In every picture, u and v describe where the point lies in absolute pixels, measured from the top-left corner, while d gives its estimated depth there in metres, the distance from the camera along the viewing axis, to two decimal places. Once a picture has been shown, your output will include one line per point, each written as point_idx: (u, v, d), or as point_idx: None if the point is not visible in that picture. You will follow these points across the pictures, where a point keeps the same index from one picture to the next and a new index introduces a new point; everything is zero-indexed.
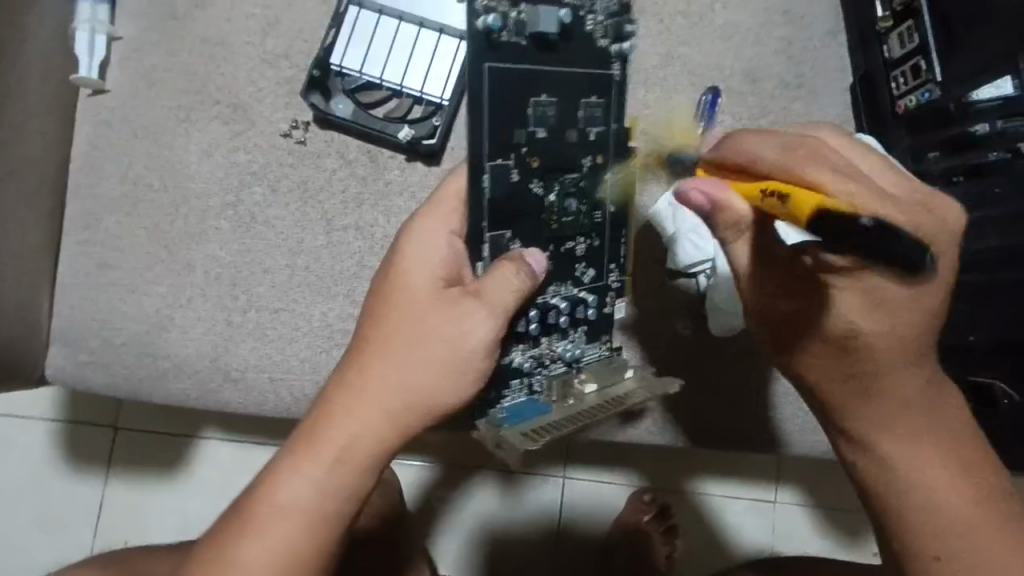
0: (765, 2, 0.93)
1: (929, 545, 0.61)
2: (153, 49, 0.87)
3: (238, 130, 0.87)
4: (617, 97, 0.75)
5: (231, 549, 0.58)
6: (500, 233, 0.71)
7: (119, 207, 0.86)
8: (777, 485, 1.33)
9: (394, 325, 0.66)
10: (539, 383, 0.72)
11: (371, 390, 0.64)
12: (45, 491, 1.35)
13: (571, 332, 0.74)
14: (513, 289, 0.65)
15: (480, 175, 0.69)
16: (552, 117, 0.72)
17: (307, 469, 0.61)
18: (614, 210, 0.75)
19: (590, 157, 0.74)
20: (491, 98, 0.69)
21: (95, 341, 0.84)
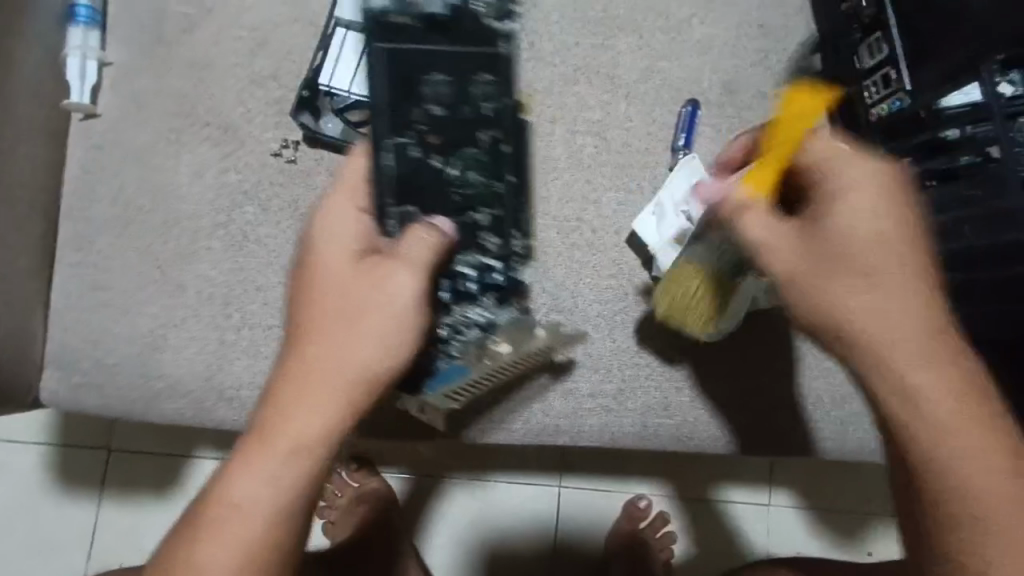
0: (740, 15, 0.96)
1: (947, 494, 0.60)
2: (143, 73, 0.89)
3: (228, 151, 0.88)
4: (508, 71, 0.70)
5: (190, 554, 0.59)
6: (405, 208, 0.70)
7: (110, 229, 0.87)
8: (771, 488, 1.34)
9: (322, 305, 0.65)
10: (456, 349, 0.77)
11: (307, 374, 0.63)
12: (38, 514, 1.34)
13: (483, 297, 0.78)
14: (428, 246, 0.67)
15: (380, 154, 0.69)
16: (447, 96, 0.69)
17: (257, 466, 0.60)
18: (512, 181, 0.75)
19: (485, 133, 0.71)
20: (382, 74, 0.68)
21: (88, 363, 0.85)
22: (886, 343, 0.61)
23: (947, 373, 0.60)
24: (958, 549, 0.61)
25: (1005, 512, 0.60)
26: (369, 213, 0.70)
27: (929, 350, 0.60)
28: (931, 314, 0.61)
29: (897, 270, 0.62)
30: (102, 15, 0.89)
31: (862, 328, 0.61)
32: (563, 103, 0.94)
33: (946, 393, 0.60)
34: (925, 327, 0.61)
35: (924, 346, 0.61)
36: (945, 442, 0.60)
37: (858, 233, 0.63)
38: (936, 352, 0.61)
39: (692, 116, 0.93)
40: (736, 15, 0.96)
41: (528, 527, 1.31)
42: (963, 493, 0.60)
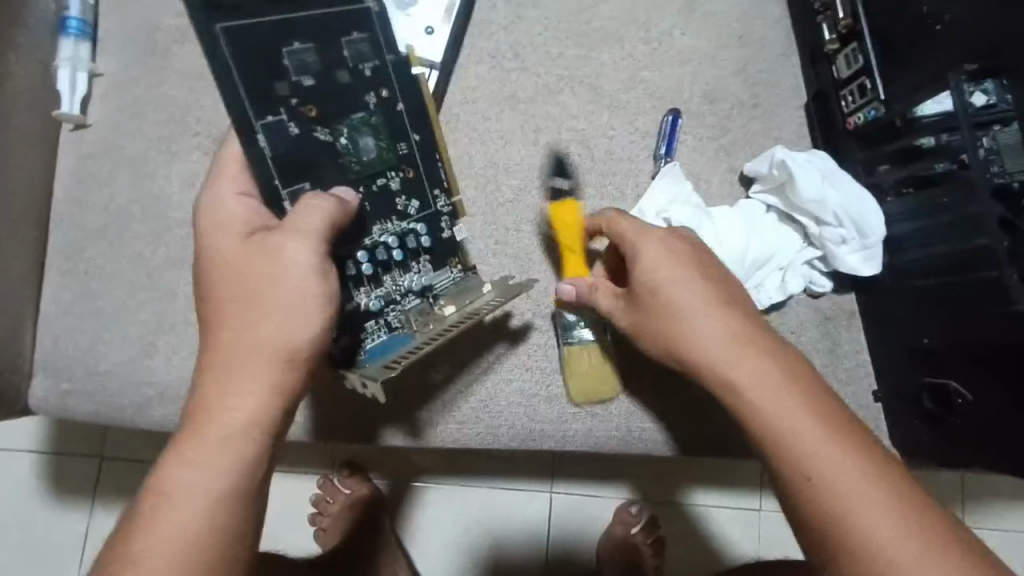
0: (720, 27, 0.98)
1: (815, 500, 0.61)
2: (134, 84, 0.90)
3: (218, 160, 0.90)
4: (381, 29, 0.74)
5: (128, 550, 0.57)
6: (299, 186, 0.70)
7: (101, 237, 0.88)
8: (762, 493, 1.35)
9: (226, 292, 0.65)
10: (395, 319, 0.73)
11: (222, 361, 0.63)
12: (30, 522, 1.34)
13: (412, 263, 0.75)
14: (317, 212, 0.64)
15: (253, 134, 0.67)
16: (316, 65, 0.70)
17: (190, 454, 0.60)
18: (417, 139, 0.76)
19: (371, 93, 0.73)
20: (237, 61, 0.66)
21: (80, 370, 0.86)
22: (710, 355, 0.69)
23: (762, 368, 0.67)
24: (842, 542, 0.59)
25: (852, 499, 0.60)
26: (251, 195, 0.70)
27: (742, 343, 0.68)
28: (728, 322, 0.69)
29: (699, 296, 0.70)
30: (93, 27, 0.91)
31: (686, 347, 0.70)
32: (547, 112, 0.96)
33: (766, 393, 0.65)
34: (735, 335, 0.69)
35: (738, 353, 0.68)
36: (787, 446, 0.63)
37: (659, 275, 0.72)
38: (746, 351, 0.68)
39: (674, 125, 0.95)
40: (716, 26, 0.98)
41: (518, 531, 1.32)
42: (810, 475, 0.61)
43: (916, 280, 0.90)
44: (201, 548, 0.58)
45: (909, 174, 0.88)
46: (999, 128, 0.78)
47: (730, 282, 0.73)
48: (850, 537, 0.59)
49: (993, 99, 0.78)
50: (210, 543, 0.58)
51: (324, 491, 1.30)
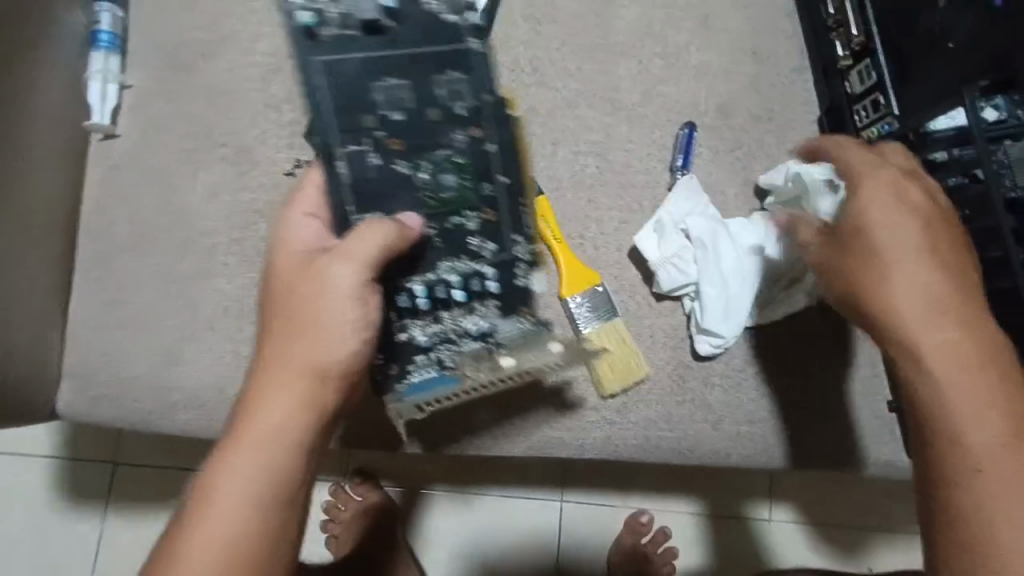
0: (735, 43, 1.00)
1: (965, 468, 0.61)
2: (162, 97, 0.92)
3: (243, 171, 0.92)
4: (481, 68, 0.73)
5: (175, 548, 0.60)
6: (369, 216, 0.73)
7: (129, 246, 0.89)
8: (771, 503, 1.36)
9: (283, 304, 0.67)
10: (448, 358, 0.78)
11: (273, 370, 0.65)
12: (44, 527, 1.35)
13: (477, 306, 0.79)
14: (375, 241, 0.67)
15: (334, 162, 0.72)
16: (408, 101, 0.72)
17: (230, 461, 0.62)
18: (503, 180, 0.76)
19: (461, 131, 0.74)
20: (329, 93, 0.71)
21: (107, 376, 0.87)
22: (909, 317, 0.65)
23: (966, 345, 0.63)
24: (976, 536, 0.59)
25: (1013, 499, 0.59)
26: (317, 216, 0.72)
27: (950, 314, 0.64)
28: (966, 291, 0.65)
29: (915, 256, 0.66)
30: (122, 41, 0.93)
31: (882, 302, 0.66)
32: (565, 126, 0.97)
33: (956, 369, 0.63)
34: (947, 303, 0.64)
35: (941, 323, 0.64)
36: (950, 413, 0.62)
37: (887, 229, 0.67)
38: (948, 323, 0.64)
39: (690, 139, 0.97)
40: (730, 41, 1.00)
41: (529, 540, 1.33)
42: (980, 465, 0.60)
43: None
44: (241, 552, 0.60)
45: None
46: (1010, 143, 0.81)
47: (961, 253, 0.68)
48: (988, 533, 0.59)
49: (1004, 114, 0.81)
50: (243, 547, 0.60)
51: (336, 498, 1.31)
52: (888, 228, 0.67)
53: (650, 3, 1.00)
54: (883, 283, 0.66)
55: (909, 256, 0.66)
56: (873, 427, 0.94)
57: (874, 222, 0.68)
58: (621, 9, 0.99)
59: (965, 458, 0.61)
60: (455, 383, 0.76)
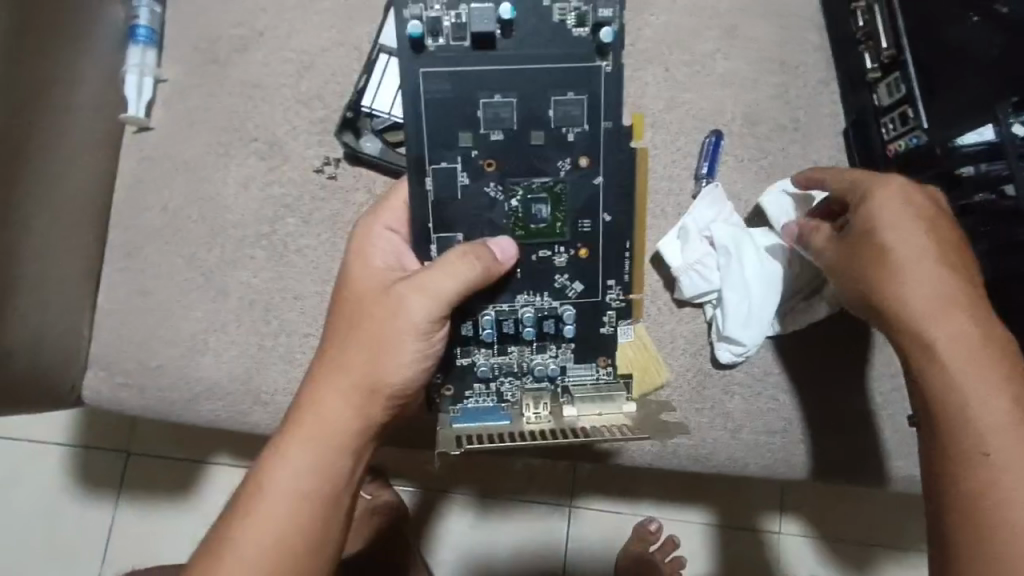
0: (762, 52, 1.00)
1: (983, 473, 0.60)
2: (195, 91, 0.94)
3: (273, 165, 0.93)
4: (605, 93, 0.70)
5: (232, 531, 0.64)
6: (450, 236, 0.73)
7: (159, 236, 0.91)
8: (781, 515, 1.35)
9: (351, 317, 0.69)
10: (509, 392, 0.77)
11: (333, 380, 0.67)
12: (58, 514, 1.37)
13: (550, 346, 0.77)
14: (454, 276, 0.67)
15: (423, 177, 0.71)
16: (511, 121, 0.70)
17: (291, 458, 0.65)
18: (606, 219, 0.74)
19: (568, 160, 0.72)
20: (429, 108, 0.70)
21: (132, 364, 0.88)
22: (910, 309, 0.66)
23: (970, 338, 0.64)
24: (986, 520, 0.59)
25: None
26: (396, 232, 0.74)
27: (954, 310, 0.65)
28: (969, 288, 0.66)
29: (924, 259, 0.67)
30: (159, 34, 0.95)
31: (890, 304, 0.67)
32: None
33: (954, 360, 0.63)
34: (949, 299, 0.65)
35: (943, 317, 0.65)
36: (961, 416, 0.62)
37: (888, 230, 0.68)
38: (952, 318, 0.65)
39: (715, 147, 0.97)
40: (758, 50, 1.00)
41: (537, 545, 1.33)
42: (986, 451, 0.60)
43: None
44: (282, 550, 0.63)
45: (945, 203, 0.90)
46: None
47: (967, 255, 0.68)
48: (1008, 536, 0.58)
49: None
50: (293, 543, 0.63)
51: None
52: (891, 231, 0.68)
53: (679, 11, 1.00)
54: (890, 282, 0.67)
55: (913, 257, 0.67)
56: (893, 440, 0.94)
57: (879, 224, 0.69)
58: (650, 16, 1.00)
59: (977, 461, 0.60)
60: (509, 420, 0.74)
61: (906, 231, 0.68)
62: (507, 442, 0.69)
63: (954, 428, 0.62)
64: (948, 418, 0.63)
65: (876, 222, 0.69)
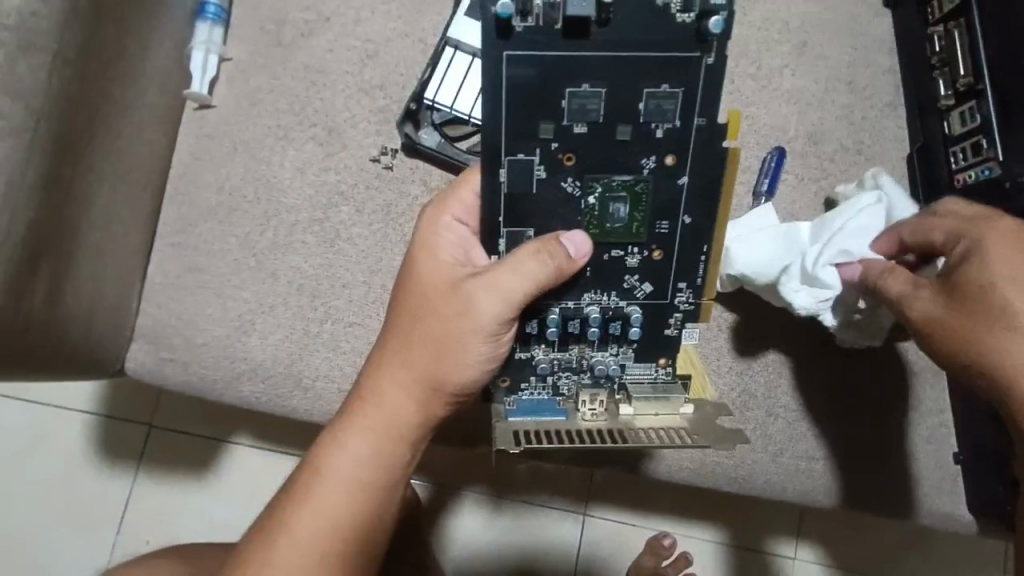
0: (831, 72, 0.98)
1: None
2: (258, 71, 0.93)
3: (331, 152, 0.92)
4: (704, 89, 0.66)
5: (290, 514, 0.69)
6: (521, 231, 0.73)
7: (214, 214, 0.91)
8: (799, 542, 1.33)
9: (413, 313, 0.72)
10: (565, 386, 0.77)
11: (395, 373, 0.71)
12: (78, 481, 1.37)
13: (611, 345, 0.77)
14: (521, 276, 0.67)
15: (498, 169, 0.70)
16: (598, 114, 0.67)
17: (351, 446, 0.70)
18: (686, 221, 0.72)
19: (653, 157, 0.69)
20: (512, 94, 0.67)
21: (177, 340, 0.88)
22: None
23: None
24: None
25: None
26: (465, 223, 0.75)
27: None
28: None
29: None
30: (227, 13, 0.95)
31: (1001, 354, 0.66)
32: None
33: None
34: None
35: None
36: None
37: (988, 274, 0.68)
38: None
39: (777, 164, 0.95)
40: (827, 69, 0.98)
41: (547, 549, 1.31)
42: None
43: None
44: (336, 533, 0.68)
45: None
46: None
47: None
48: None
49: None
50: (344, 528, 0.69)
51: None
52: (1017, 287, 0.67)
53: (749, 24, 0.99)
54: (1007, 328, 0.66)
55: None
56: (934, 479, 0.92)
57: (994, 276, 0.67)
58: None
59: None
60: (565, 416, 0.74)
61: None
62: (568, 440, 0.70)
63: None
64: None
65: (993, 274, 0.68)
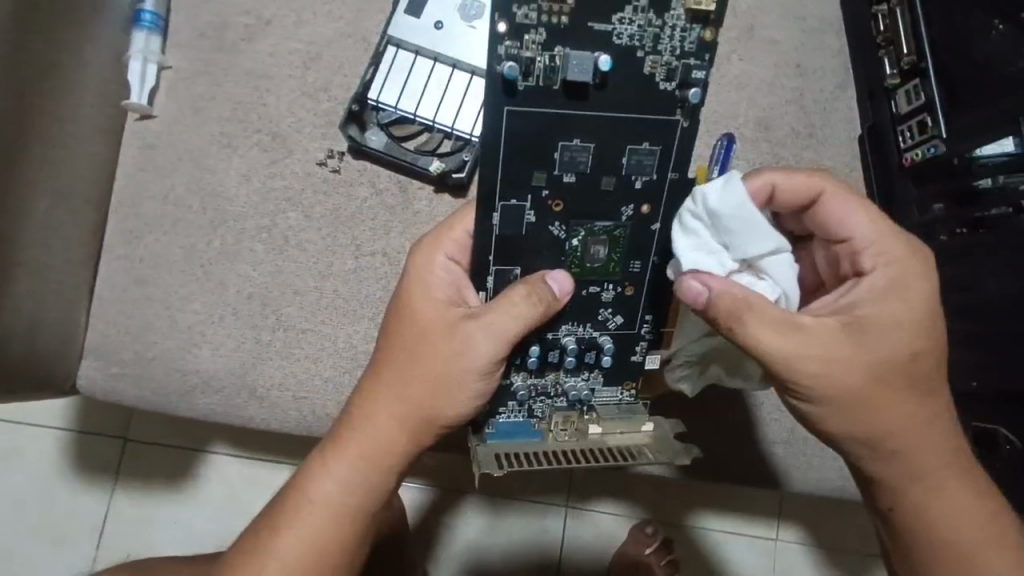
0: (780, 55, 0.97)
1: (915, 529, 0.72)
2: (199, 78, 0.91)
3: (276, 157, 0.91)
4: (681, 148, 0.68)
5: (269, 540, 0.69)
6: (508, 268, 0.72)
7: (159, 226, 0.89)
8: (779, 523, 1.33)
9: (400, 346, 0.71)
10: (539, 409, 0.76)
11: (382, 405, 0.71)
12: (51, 498, 1.36)
13: (583, 370, 0.77)
14: (514, 316, 0.67)
15: (491, 213, 0.68)
16: (586, 165, 0.67)
17: (341, 477, 0.70)
18: (656, 261, 0.73)
19: (633, 206, 0.70)
20: (507, 146, 0.66)
21: (129, 355, 0.87)
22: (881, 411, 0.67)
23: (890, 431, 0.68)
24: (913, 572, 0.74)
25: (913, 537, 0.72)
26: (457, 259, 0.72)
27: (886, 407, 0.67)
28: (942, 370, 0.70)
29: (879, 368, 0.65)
30: (164, 21, 0.93)
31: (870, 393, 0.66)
32: None
33: (938, 448, 0.70)
34: (934, 386, 0.69)
35: (940, 400, 0.69)
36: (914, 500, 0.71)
37: (883, 312, 0.66)
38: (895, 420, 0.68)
39: (727, 150, 0.85)
40: (775, 54, 0.97)
41: (532, 546, 1.29)
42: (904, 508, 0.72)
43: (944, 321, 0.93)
44: (321, 558, 0.69)
45: (961, 215, 0.90)
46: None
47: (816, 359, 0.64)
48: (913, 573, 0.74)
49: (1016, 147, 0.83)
50: (328, 552, 0.69)
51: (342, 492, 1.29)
52: (881, 313, 0.66)
53: None
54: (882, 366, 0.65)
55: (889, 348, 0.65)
56: None
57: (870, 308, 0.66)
58: None
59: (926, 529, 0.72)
60: (540, 438, 0.74)
61: (883, 321, 0.65)
62: (546, 466, 0.70)
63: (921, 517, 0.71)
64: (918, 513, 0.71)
65: (882, 309, 0.66)
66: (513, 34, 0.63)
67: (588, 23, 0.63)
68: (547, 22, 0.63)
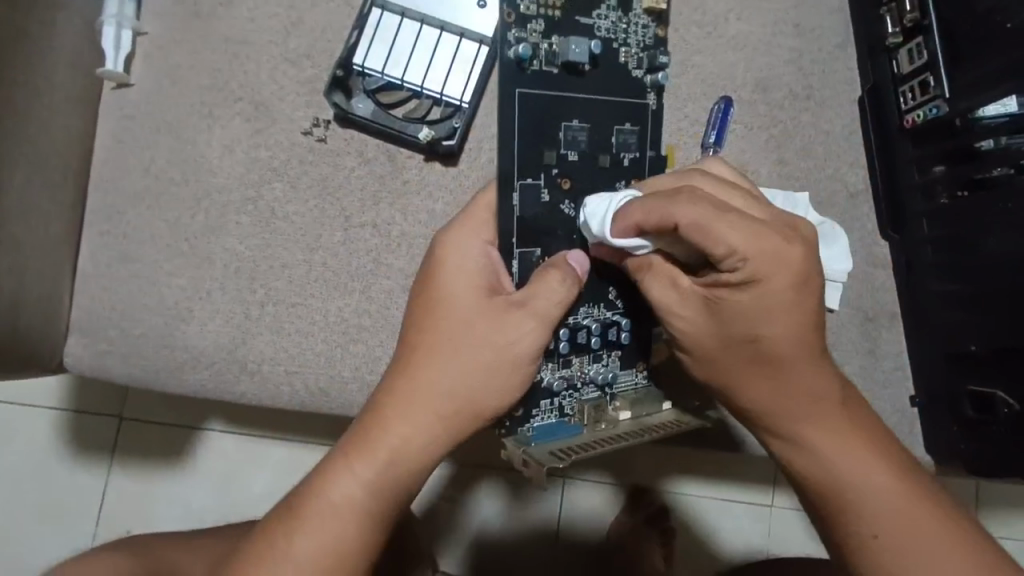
0: (778, 15, 0.94)
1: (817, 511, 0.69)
2: (176, 45, 0.88)
3: (260, 127, 0.88)
4: (653, 124, 0.78)
5: (282, 542, 0.65)
6: (529, 250, 0.73)
7: (141, 201, 0.87)
8: (774, 491, 1.34)
9: (436, 335, 0.70)
10: (569, 405, 0.75)
11: (415, 395, 0.69)
12: (48, 478, 1.35)
13: (604, 355, 0.77)
14: (558, 298, 0.68)
15: (510, 192, 0.72)
16: (582, 143, 0.75)
17: (369, 473, 0.67)
18: None
19: (625, 180, 0.77)
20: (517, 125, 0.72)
21: (116, 333, 0.86)
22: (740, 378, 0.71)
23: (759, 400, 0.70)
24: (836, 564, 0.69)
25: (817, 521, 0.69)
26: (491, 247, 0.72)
27: (749, 377, 0.70)
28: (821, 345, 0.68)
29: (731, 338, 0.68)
30: None
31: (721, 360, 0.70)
32: None
33: (831, 428, 0.69)
34: (809, 361, 0.68)
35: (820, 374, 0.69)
36: (809, 479, 0.69)
37: (738, 295, 0.65)
38: (762, 389, 0.70)
39: (725, 114, 0.89)
40: (773, 14, 0.94)
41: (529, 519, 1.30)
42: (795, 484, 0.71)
43: (943, 284, 0.92)
44: (343, 560, 0.65)
45: (958, 176, 0.87)
46: None
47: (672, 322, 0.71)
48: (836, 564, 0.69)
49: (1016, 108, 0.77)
50: (350, 553, 0.66)
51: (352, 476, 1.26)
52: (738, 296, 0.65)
53: None
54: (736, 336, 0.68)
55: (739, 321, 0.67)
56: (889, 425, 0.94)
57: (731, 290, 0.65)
58: None
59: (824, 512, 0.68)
60: (577, 433, 0.73)
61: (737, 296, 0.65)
62: (600, 447, 0.68)
63: (818, 497, 0.68)
64: (816, 492, 0.69)
65: (739, 291, 0.65)
66: (518, 22, 0.74)
67: (573, 16, 0.75)
68: (545, 14, 0.74)
